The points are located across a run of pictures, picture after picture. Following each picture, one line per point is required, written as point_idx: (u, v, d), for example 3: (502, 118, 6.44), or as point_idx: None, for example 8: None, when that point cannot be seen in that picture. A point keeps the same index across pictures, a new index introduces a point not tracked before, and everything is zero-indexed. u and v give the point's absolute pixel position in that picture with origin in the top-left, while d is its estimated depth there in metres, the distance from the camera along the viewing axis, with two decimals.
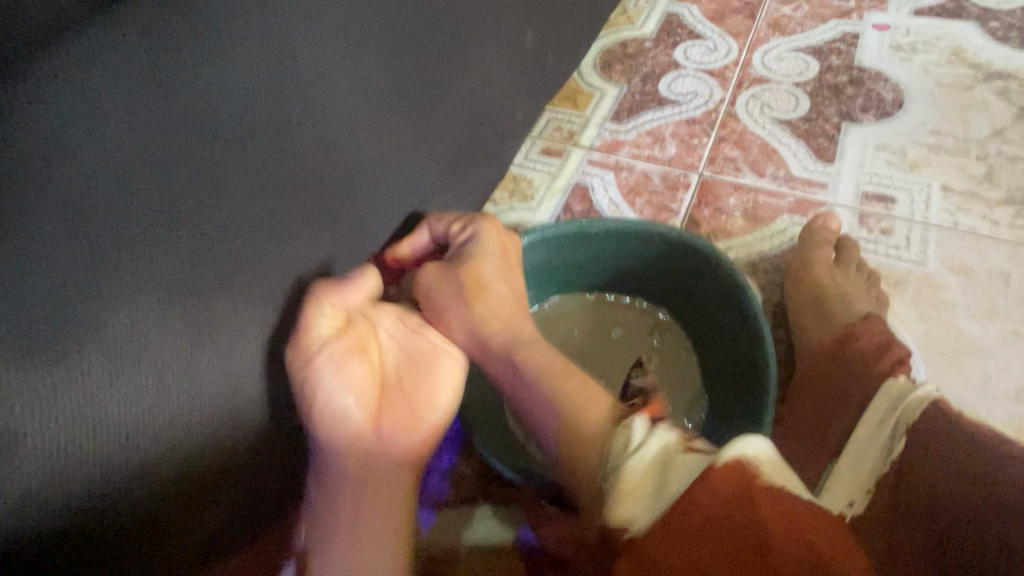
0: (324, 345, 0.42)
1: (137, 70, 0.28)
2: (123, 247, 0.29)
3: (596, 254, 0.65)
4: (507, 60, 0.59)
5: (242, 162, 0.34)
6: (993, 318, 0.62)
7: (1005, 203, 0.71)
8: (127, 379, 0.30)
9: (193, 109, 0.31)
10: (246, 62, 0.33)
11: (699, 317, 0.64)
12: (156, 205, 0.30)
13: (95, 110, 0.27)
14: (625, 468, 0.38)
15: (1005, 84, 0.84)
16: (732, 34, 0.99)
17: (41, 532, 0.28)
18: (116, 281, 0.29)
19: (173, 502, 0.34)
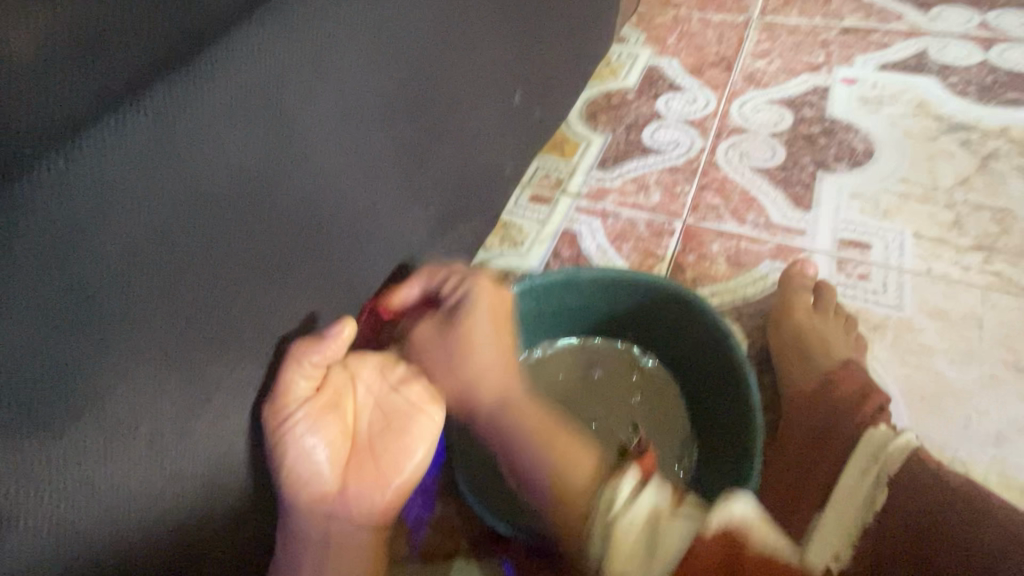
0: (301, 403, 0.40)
1: (144, 146, 0.29)
2: (121, 324, 0.29)
3: (584, 301, 0.66)
4: (496, 119, 0.61)
5: (243, 229, 0.35)
6: (969, 361, 0.64)
7: (975, 249, 0.74)
8: (122, 447, 0.30)
9: (197, 181, 0.32)
10: (250, 134, 0.34)
11: (686, 362, 0.65)
12: (159, 276, 0.31)
13: (104, 192, 0.28)
14: (618, 533, 0.40)
15: (967, 135, 0.88)
16: (711, 86, 1.04)
17: None
18: (112, 357, 0.29)
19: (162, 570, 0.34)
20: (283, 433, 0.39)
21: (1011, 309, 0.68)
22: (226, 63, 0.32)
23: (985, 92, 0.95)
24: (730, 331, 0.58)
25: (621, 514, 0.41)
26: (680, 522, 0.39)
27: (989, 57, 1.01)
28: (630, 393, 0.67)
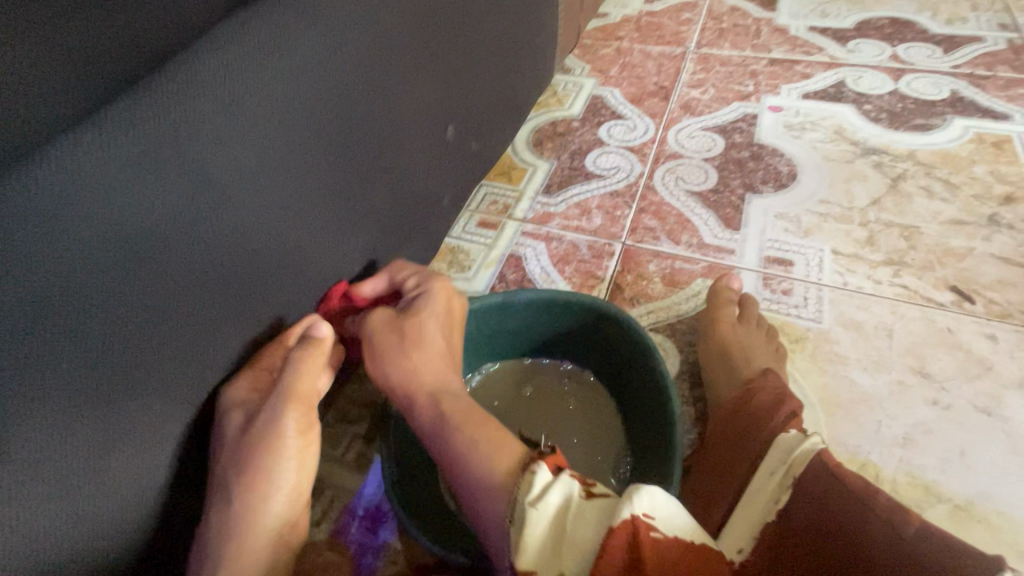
0: (296, 407, 0.47)
1: (51, 205, 0.31)
2: (26, 373, 0.30)
3: (521, 322, 0.69)
4: (430, 151, 0.64)
5: (157, 272, 0.37)
6: (880, 368, 0.69)
7: (885, 264, 0.80)
8: (32, 489, 0.31)
9: (103, 232, 0.33)
10: (161, 187, 0.36)
11: (618, 380, 0.68)
12: (64, 324, 0.32)
13: (8, 250, 0.29)
14: (531, 518, 0.41)
15: (879, 158, 0.96)
16: (650, 114, 1.10)
17: None
18: (12, 406, 0.30)
19: None
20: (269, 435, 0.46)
21: (916, 319, 0.73)
22: (135, 126, 0.34)
23: (895, 119, 1.03)
24: (654, 346, 0.62)
25: (534, 508, 0.41)
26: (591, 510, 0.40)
27: (899, 86, 1.10)
28: (569, 407, 0.70)
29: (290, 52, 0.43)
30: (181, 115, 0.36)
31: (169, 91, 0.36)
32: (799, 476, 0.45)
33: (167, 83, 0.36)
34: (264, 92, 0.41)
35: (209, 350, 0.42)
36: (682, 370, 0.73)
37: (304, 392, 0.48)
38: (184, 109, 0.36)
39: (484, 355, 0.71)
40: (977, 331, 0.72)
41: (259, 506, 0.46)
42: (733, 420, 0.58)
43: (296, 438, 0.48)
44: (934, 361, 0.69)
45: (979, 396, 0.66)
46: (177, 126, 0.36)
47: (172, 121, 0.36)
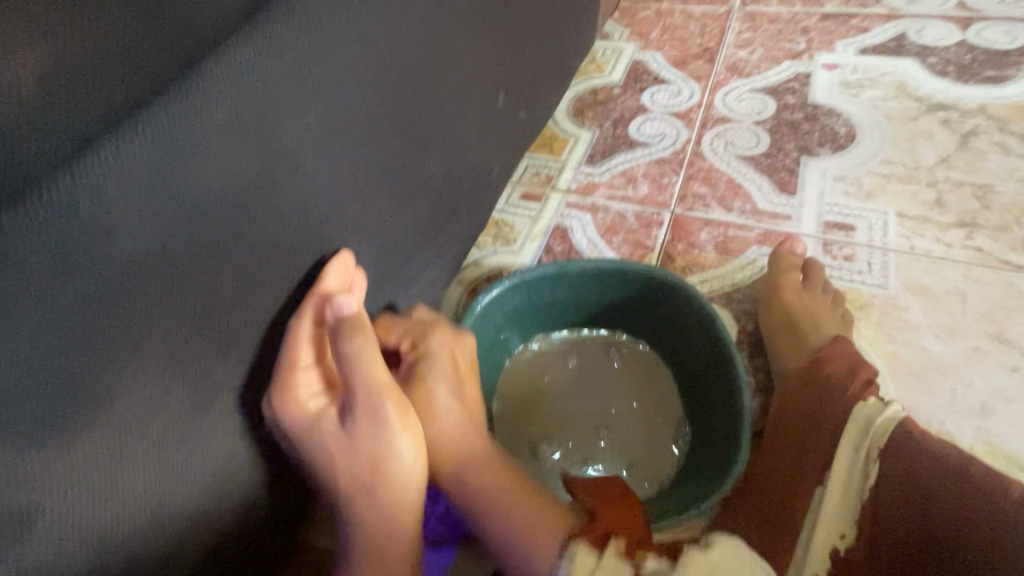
0: (383, 399, 0.45)
1: (140, 174, 0.31)
2: (123, 338, 0.31)
3: (575, 293, 0.68)
4: (481, 120, 0.63)
5: (233, 237, 0.36)
6: (953, 334, 0.66)
7: (956, 226, 0.76)
8: (128, 445, 0.32)
9: (184, 197, 0.33)
10: (236, 152, 0.36)
11: (675, 350, 0.67)
12: (153, 285, 0.32)
13: (107, 218, 0.30)
14: None
15: (947, 114, 0.90)
16: (695, 78, 1.06)
17: None
18: (115, 367, 0.31)
19: (165, 554, 0.36)
20: (375, 429, 0.45)
21: (992, 283, 0.69)
22: (200, 92, 0.33)
23: (964, 72, 0.96)
24: (715, 314, 0.60)
25: None
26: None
27: (968, 36, 1.03)
28: (623, 376, 0.68)
29: (351, 16, 0.42)
30: (253, 88, 0.36)
31: (252, 58, 0.35)
32: (884, 445, 0.46)
33: (249, 48, 0.35)
34: (329, 58, 0.41)
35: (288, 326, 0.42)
36: (740, 339, 0.71)
37: (382, 383, 0.45)
38: (262, 76, 0.36)
39: (535, 325, 0.70)
40: None
41: (387, 497, 0.46)
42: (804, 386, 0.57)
43: (400, 432, 0.46)
44: (1013, 327, 0.66)
45: None
46: (251, 91, 0.36)
47: (241, 95, 0.35)
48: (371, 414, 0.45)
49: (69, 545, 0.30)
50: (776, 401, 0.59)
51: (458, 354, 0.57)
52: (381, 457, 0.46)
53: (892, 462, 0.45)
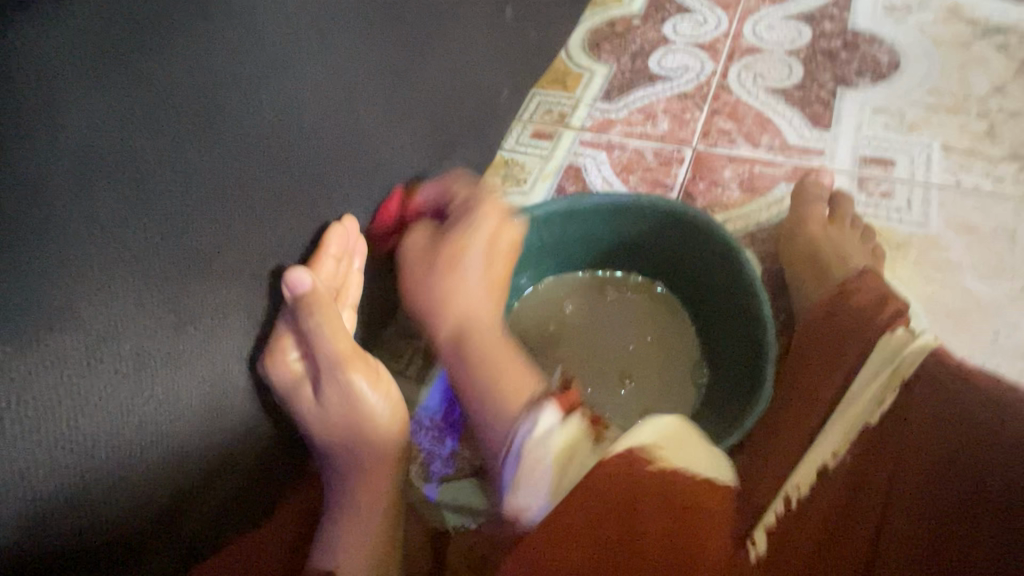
0: (349, 368, 0.44)
1: (84, 56, 0.28)
2: (91, 246, 0.28)
3: (586, 229, 0.64)
4: (486, 37, 0.58)
5: (205, 140, 0.33)
6: (999, 275, 0.61)
7: (1009, 159, 0.69)
8: (105, 363, 0.30)
9: (147, 88, 0.30)
10: (201, 42, 0.32)
11: (695, 289, 0.63)
12: (115, 187, 0.29)
13: (53, 99, 0.27)
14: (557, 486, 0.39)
15: (1004, 39, 0.81)
16: (722, 5, 0.97)
17: (23, 531, 0.28)
18: (85, 276, 0.28)
19: (168, 489, 0.34)
20: (342, 404, 0.45)
21: None
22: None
23: None
24: (737, 247, 0.57)
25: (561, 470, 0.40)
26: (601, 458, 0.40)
27: None
28: (639, 318, 0.65)
29: None
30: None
31: None
32: (911, 375, 0.32)
33: None
34: None
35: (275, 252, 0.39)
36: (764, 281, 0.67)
37: (348, 354, 0.44)
38: None
39: (546, 266, 0.67)
40: None
41: (364, 454, 0.47)
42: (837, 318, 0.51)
43: (372, 405, 0.46)
44: None
45: None
46: None
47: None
48: (340, 384, 0.44)
49: (48, 471, 0.28)
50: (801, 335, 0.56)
51: (500, 235, 0.55)
52: (353, 427, 0.46)
53: (918, 399, 0.30)
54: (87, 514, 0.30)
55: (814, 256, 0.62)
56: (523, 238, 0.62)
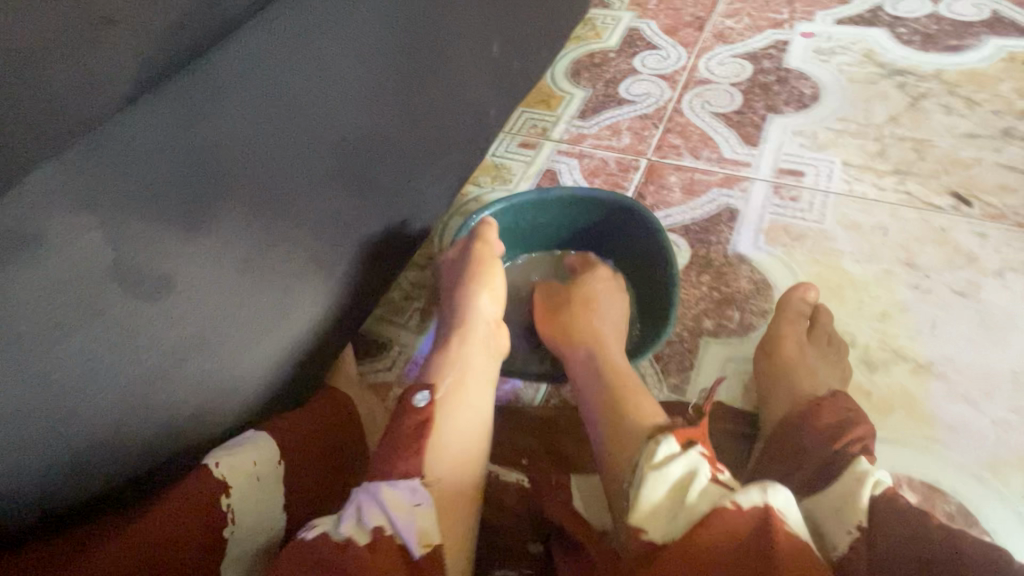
0: (478, 260, 0.69)
1: (255, 56, 0.44)
2: (236, 180, 0.44)
3: (550, 215, 0.81)
4: (480, 67, 0.76)
5: (307, 122, 0.49)
6: (872, 259, 0.78)
7: (893, 173, 0.87)
8: (232, 264, 0.46)
9: (281, 82, 0.46)
10: (317, 56, 0.49)
11: (631, 263, 0.81)
12: (251, 143, 0.45)
13: (232, 82, 0.43)
14: (650, 485, 0.45)
15: (904, 79, 1.00)
16: (683, 44, 1.17)
17: (169, 357, 0.43)
18: (230, 198, 0.44)
19: (250, 376, 0.50)
20: (461, 285, 0.68)
21: (913, 220, 0.80)
22: (264, 26, 0.45)
23: (928, 41, 1.05)
24: (662, 232, 0.74)
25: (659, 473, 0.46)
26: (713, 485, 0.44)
27: (939, 9, 1.11)
28: None
29: None
30: (320, 13, 0.49)
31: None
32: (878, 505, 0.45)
33: None
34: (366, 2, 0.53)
35: (324, 239, 0.54)
36: (692, 260, 0.82)
37: (479, 254, 0.69)
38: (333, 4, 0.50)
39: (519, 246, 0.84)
40: (969, 229, 0.78)
41: (466, 329, 0.64)
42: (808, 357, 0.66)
43: (482, 291, 0.67)
44: (924, 254, 0.77)
45: (959, 281, 0.73)
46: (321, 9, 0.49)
47: (302, 22, 0.47)
48: (467, 272, 0.69)
49: (189, 323, 0.44)
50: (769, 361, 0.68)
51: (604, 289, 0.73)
52: (463, 309, 0.66)
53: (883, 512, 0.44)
54: (202, 370, 0.45)
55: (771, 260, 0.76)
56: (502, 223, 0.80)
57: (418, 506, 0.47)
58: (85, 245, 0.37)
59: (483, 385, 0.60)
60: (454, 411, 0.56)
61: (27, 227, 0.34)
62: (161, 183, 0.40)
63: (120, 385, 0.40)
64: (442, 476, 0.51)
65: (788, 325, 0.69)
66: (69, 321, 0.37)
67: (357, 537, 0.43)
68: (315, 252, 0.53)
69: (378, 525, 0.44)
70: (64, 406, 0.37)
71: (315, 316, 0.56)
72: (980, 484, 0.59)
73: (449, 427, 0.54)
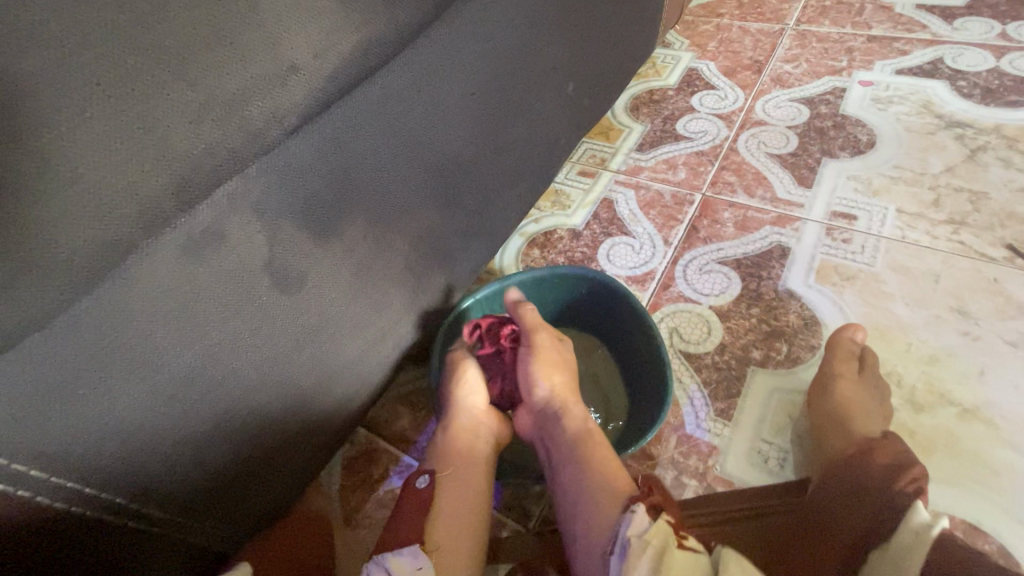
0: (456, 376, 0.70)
1: (388, 92, 0.52)
2: (364, 194, 0.54)
3: (541, 296, 0.83)
4: (557, 102, 0.83)
5: (414, 147, 0.58)
6: (921, 304, 0.80)
7: (946, 223, 0.89)
8: (349, 260, 0.55)
9: (404, 114, 0.55)
10: (430, 94, 0.57)
11: (604, 326, 0.84)
12: (375, 164, 0.54)
13: (371, 115, 0.51)
14: (637, 545, 0.50)
15: (962, 131, 1.02)
16: (741, 86, 1.22)
17: (298, 336, 0.52)
18: (354, 208, 0.53)
19: (340, 358, 0.59)
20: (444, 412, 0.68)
21: (965, 269, 0.83)
22: (400, 70, 0.53)
23: (988, 95, 1.08)
24: (650, 321, 0.75)
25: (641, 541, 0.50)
26: (682, 554, 0.49)
27: (1001, 64, 1.13)
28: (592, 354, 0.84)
29: (485, 26, 0.62)
30: (437, 58, 0.57)
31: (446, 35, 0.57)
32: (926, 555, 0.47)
33: (446, 26, 0.56)
34: (471, 47, 0.61)
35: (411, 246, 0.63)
36: (742, 293, 0.86)
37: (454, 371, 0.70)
38: (448, 52, 0.58)
39: None
40: (1022, 282, 0.80)
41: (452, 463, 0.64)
42: (865, 389, 0.70)
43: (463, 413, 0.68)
44: (974, 303, 0.79)
45: (1009, 333, 0.76)
46: (438, 54, 0.57)
47: (425, 63, 0.55)
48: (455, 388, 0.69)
49: (314, 310, 0.53)
50: (821, 397, 0.71)
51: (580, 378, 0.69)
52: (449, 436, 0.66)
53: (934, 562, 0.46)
54: (312, 348, 0.54)
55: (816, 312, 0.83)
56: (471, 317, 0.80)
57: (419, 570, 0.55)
58: (251, 243, 0.45)
59: (466, 513, 0.60)
60: (449, 491, 0.61)
61: (218, 225, 0.42)
62: (315, 194, 0.49)
63: (258, 356, 0.49)
64: (440, 544, 0.57)
65: (841, 365, 0.73)
66: (233, 303, 0.45)
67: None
68: (405, 258, 0.63)
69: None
70: (216, 372, 0.46)
71: (397, 311, 0.65)
72: (1022, 528, 0.62)
73: (444, 509, 0.60)
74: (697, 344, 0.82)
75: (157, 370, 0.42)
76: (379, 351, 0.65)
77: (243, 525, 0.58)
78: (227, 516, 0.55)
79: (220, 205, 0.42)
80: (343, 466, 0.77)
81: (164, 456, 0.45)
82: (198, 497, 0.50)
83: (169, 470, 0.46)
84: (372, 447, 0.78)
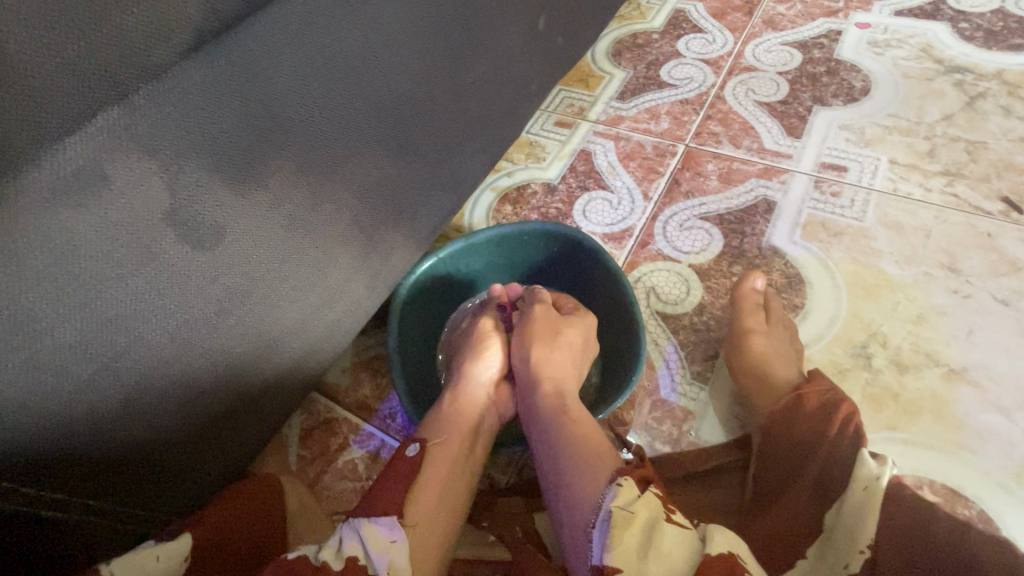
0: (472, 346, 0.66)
1: (312, 15, 0.44)
2: (291, 139, 0.46)
3: (502, 252, 0.77)
4: (524, 42, 0.75)
5: (353, 83, 0.50)
6: (911, 261, 0.76)
7: (941, 174, 0.84)
8: (279, 214, 0.48)
9: (335, 42, 0.47)
10: (369, 18, 0.50)
11: (572, 283, 0.79)
12: (303, 102, 0.46)
13: (292, 41, 0.44)
14: (620, 520, 0.46)
15: (962, 77, 0.96)
16: (730, 29, 1.13)
17: (222, 298, 0.46)
18: (279, 153, 0.46)
19: (277, 326, 0.53)
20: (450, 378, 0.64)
21: (959, 224, 0.78)
22: None
23: (991, 37, 1.01)
24: (621, 275, 0.71)
25: (625, 516, 0.46)
26: (671, 526, 0.45)
27: (1006, 5, 1.06)
28: None
29: None
30: None
31: None
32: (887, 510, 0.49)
33: None
34: None
35: (354, 195, 0.56)
36: (724, 250, 0.81)
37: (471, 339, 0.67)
38: None
39: (454, 297, 0.79)
40: (1015, 237, 0.76)
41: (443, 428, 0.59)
42: (784, 339, 0.68)
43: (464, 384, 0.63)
44: (966, 259, 0.75)
45: (1001, 290, 0.72)
46: None
47: None
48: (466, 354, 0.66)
49: (237, 269, 0.46)
50: (738, 352, 0.68)
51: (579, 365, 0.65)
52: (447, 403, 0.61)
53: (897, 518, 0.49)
54: (240, 314, 0.48)
55: (802, 270, 0.78)
56: (431, 279, 0.74)
57: (395, 542, 0.48)
58: (145, 190, 0.38)
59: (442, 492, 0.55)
60: (440, 457, 0.56)
61: (97, 165, 0.35)
62: (227, 134, 0.41)
63: (172, 321, 0.43)
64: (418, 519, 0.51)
65: (751, 316, 0.70)
66: (129, 259, 0.39)
67: (331, 562, 0.44)
68: (349, 210, 0.56)
69: (355, 555, 0.45)
70: (114, 340, 0.40)
71: (344, 270, 0.59)
72: (1004, 491, 0.60)
73: (427, 483, 0.54)
74: (676, 305, 0.77)
75: (35, 337, 0.36)
76: (327, 315, 0.59)
77: (171, 505, 0.53)
78: (149, 496, 0.50)
79: (97, 141, 0.35)
80: (299, 436, 0.72)
81: (56, 435, 0.39)
82: (111, 477, 0.45)
83: (66, 451, 0.41)
84: (331, 417, 0.73)
